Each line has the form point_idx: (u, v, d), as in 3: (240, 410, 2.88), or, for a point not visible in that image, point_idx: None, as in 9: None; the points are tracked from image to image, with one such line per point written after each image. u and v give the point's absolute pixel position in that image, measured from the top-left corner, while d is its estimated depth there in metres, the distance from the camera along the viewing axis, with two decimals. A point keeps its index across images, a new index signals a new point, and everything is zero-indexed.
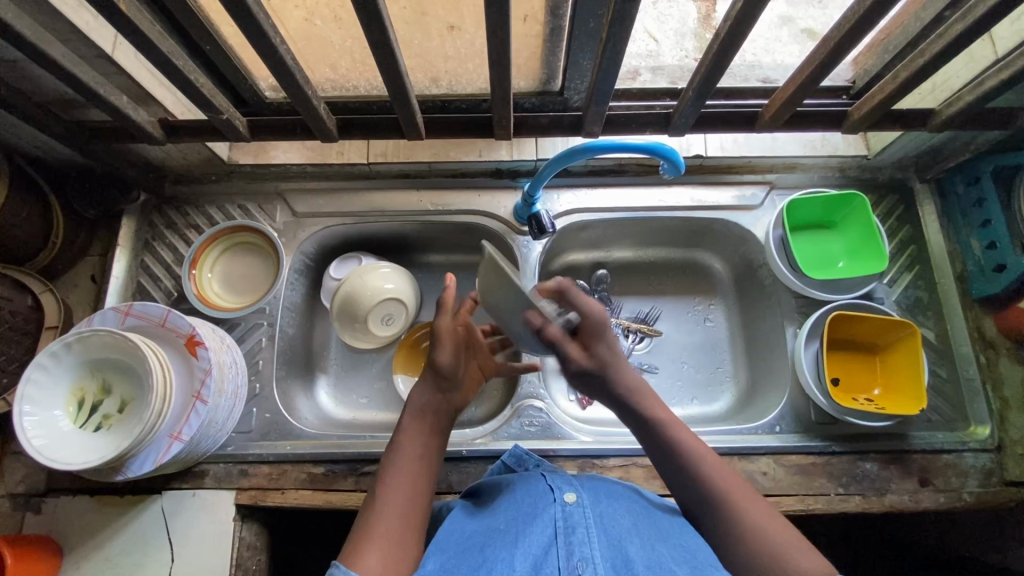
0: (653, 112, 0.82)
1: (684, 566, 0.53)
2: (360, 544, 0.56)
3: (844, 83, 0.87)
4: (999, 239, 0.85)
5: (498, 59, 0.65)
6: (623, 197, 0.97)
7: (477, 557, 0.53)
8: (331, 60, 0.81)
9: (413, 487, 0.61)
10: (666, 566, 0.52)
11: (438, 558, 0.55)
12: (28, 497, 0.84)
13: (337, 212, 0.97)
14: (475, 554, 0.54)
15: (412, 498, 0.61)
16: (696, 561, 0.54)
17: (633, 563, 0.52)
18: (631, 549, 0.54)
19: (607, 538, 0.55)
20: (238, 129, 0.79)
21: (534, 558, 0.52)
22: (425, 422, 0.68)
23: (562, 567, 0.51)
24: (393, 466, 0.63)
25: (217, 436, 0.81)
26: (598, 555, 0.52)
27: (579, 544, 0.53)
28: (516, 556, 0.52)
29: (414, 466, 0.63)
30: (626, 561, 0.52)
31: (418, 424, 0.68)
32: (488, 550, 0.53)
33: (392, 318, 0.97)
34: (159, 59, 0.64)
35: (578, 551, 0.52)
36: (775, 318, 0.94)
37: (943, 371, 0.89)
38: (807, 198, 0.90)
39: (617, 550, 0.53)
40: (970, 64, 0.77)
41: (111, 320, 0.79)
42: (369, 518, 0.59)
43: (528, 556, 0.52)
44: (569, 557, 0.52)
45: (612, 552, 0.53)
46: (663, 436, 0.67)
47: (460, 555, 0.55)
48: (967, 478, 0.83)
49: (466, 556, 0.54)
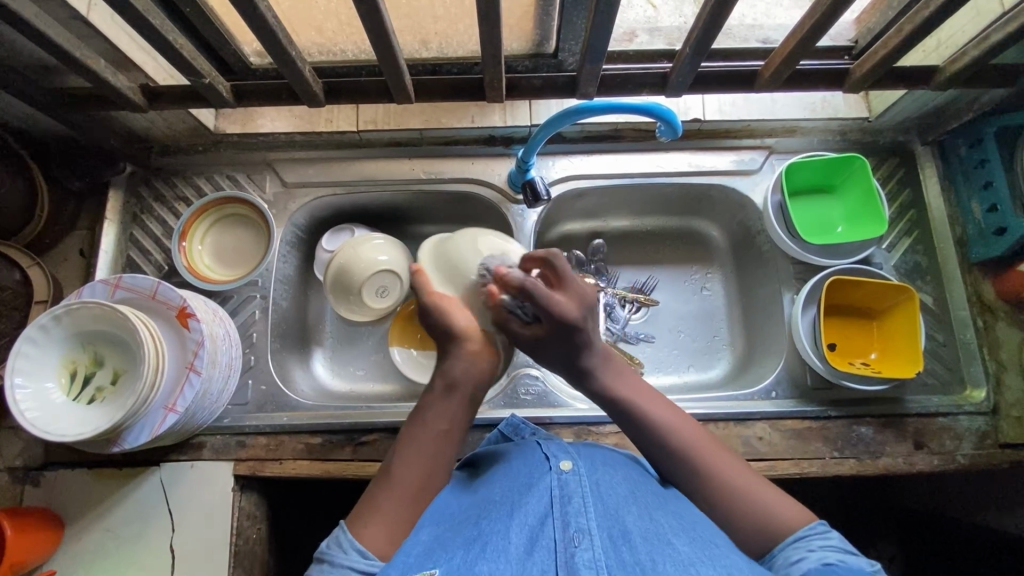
0: (650, 72, 0.80)
1: (682, 537, 0.53)
2: (368, 514, 0.56)
3: (846, 43, 0.82)
4: (1000, 202, 0.84)
5: (487, 16, 0.62)
6: (620, 162, 0.95)
7: (473, 529, 0.54)
8: (316, 22, 0.78)
9: (428, 466, 0.59)
10: (663, 538, 0.52)
11: (433, 529, 0.55)
12: (27, 470, 0.84)
13: (327, 182, 0.95)
14: (471, 526, 0.54)
15: (425, 480, 0.58)
16: (695, 532, 0.54)
17: (630, 535, 0.52)
18: (628, 518, 0.54)
19: (604, 508, 0.55)
20: (221, 94, 0.76)
21: (530, 530, 0.52)
22: (451, 396, 0.62)
23: (557, 539, 0.51)
24: (413, 437, 0.60)
25: (213, 408, 0.81)
26: (594, 526, 0.52)
27: (575, 514, 0.53)
28: (511, 528, 0.52)
29: (438, 442, 0.60)
30: (623, 532, 0.52)
31: (444, 399, 0.62)
32: (484, 522, 0.54)
33: (386, 291, 0.94)
34: (135, 17, 0.62)
35: (574, 521, 0.52)
36: (772, 285, 0.93)
37: (940, 335, 0.88)
38: (806, 161, 0.89)
39: (615, 520, 0.53)
40: (977, 18, 0.75)
41: (100, 292, 0.78)
42: (378, 486, 0.58)
43: (524, 528, 0.52)
44: (565, 528, 0.52)
45: (609, 522, 0.53)
46: (633, 410, 0.65)
47: (456, 527, 0.55)
48: (962, 440, 0.83)
49: (462, 528, 0.55)
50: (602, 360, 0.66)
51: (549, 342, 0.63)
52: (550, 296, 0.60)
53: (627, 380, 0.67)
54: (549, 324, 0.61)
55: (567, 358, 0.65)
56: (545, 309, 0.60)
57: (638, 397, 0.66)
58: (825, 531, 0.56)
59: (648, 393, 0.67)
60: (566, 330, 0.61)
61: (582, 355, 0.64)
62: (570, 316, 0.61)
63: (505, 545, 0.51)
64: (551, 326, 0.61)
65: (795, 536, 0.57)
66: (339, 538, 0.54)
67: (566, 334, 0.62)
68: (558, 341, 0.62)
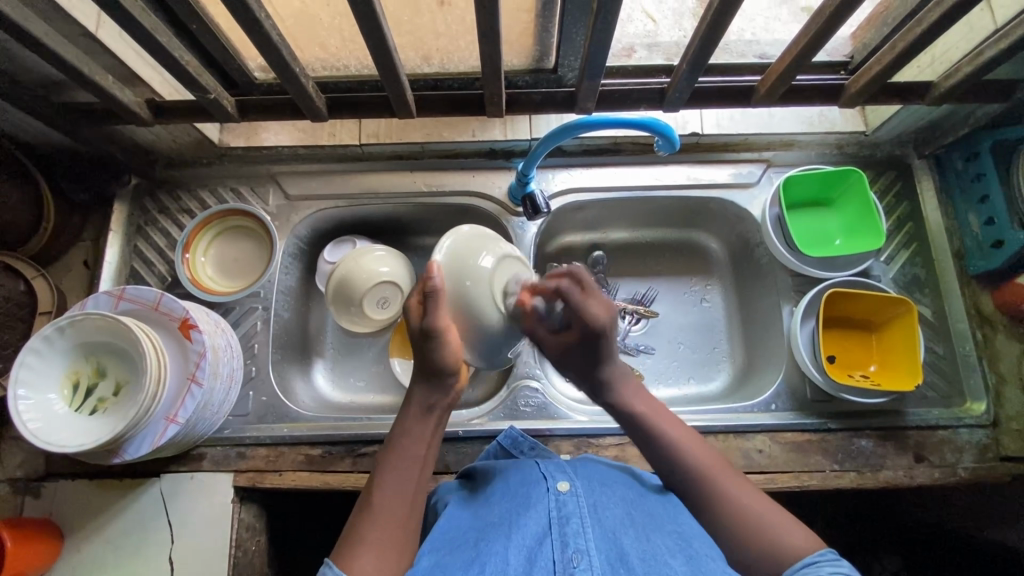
0: (648, 88, 0.81)
1: (679, 557, 0.53)
2: (356, 542, 0.55)
3: (842, 58, 0.84)
4: (998, 215, 0.84)
5: (487, 34, 0.64)
6: (619, 176, 0.96)
7: (471, 551, 0.53)
8: (320, 38, 0.79)
9: (412, 490, 0.60)
10: (661, 558, 0.52)
11: (433, 554, 0.55)
12: (28, 481, 0.84)
13: (330, 195, 0.96)
14: (469, 548, 0.54)
15: (410, 500, 0.60)
16: (690, 550, 0.54)
17: (628, 556, 0.52)
18: (625, 540, 0.54)
19: (602, 530, 0.55)
20: (226, 109, 0.78)
21: (528, 550, 0.52)
22: (427, 420, 0.64)
23: (556, 560, 0.51)
24: (393, 466, 0.61)
25: (214, 419, 0.81)
26: (592, 547, 0.52)
27: (574, 535, 0.53)
28: (509, 549, 0.52)
29: (418, 466, 0.62)
30: (621, 554, 0.52)
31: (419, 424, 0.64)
32: (482, 544, 0.53)
33: (388, 301, 0.95)
34: (142, 36, 0.63)
35: (573, 542, 0.52)
36: (771, 297, 0.93)
37: (939, 348, 0.89)
38: (803, 174, 0.90)
39: (612, 541, 0.54)
40: (970, 34, 0.76)
41: (104, 304, 0.79)
42: (365, 519, 0.57)
43: (521, 549, 0.52)
44: (564, 549, 0.52)
45: (607, 543, 0.53)
46: (641, 423, 0.68)
47: (454, 550, 0.55)
48: (963, 453, 0.83)
49: (460, 551, 0.54)
50: (626, 378, 0.72)
51: (576, 348, 0.69)
52: (581, 304, 0.67)
53: (642, 397, 0.71)
54: (578, 331, 0.68)
55: (586, 368, 0.71)
56: (577, 314, 0.67)
57: (650, 413, 0.69)
58: (835, 559, 0.53)
59: (662, 413, 0.69)
60: (594, 338, 0.68)
61: (600, 367, 0.70)
62: (599, 325, 0.67)
63: (504, 566, 0.50)
64: (579, 333, 0.68)
65: (805, 562, 0.54)
66: (325, 573, 0.52)
67: (592, 343, 0.69)
68: (585, 349, 0.69)
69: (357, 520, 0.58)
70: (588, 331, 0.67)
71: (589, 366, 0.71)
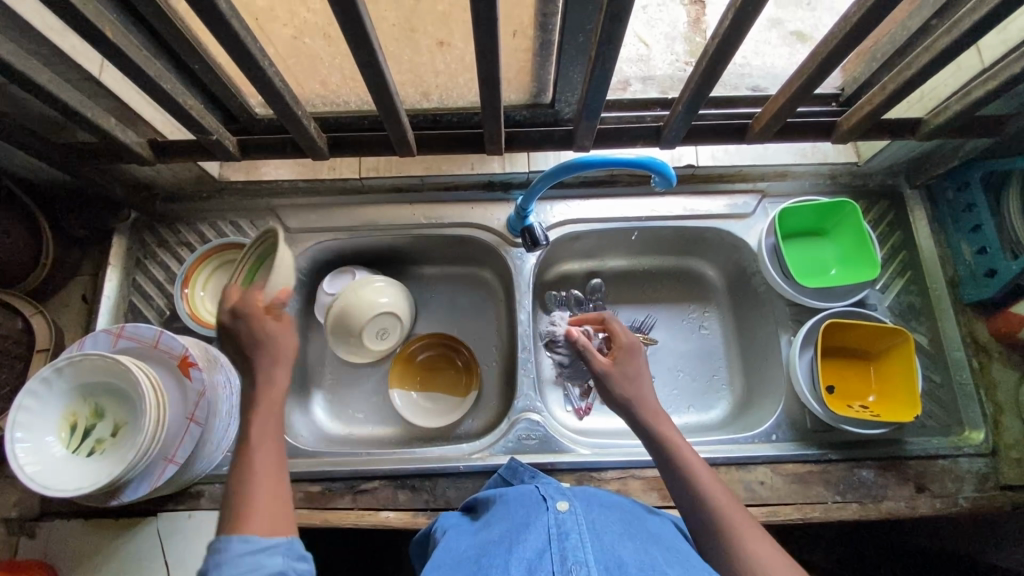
0: (644, 125, 0.83)
1: (676, 569, 0.52)
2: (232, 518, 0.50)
3: (834, 91, 0.87)
4: (989, 245, 0.86)
5: (488, 77, 0.65)
6: (617, 207, 0.97)
7: (472, 568, 0.53)
8: (321, 76, 0.80)
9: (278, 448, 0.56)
10: (658, 568, 0.52)
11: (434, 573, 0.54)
12: (23, 521, 0.83)
13: (329, 228, 0.97)
14: (470, 565, 0.53)
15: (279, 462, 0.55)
16: (689, 563, 0.54)
17: (626, 565, 0.51)
18: (624, 552, 0.53)
19: (601, 545, 0.54)
20: (228, 149, 0.78)
21: (529, 562, 0.51)
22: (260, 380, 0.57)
23: (556, 569, 0.50)
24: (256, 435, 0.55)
25: (213, 456, 0.81)
26: (591, 558, 0.51)
27: (573, 549, 0.52)
28: (509, 562, 0.51)
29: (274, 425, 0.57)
30: (619, 563, 0.51)
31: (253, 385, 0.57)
32: (484, 560, 0.53)
33: (386, 332, 0.96)
34: (147, 84, 0.64)
35: (572, 555, 0.51)
36: (769, 326, 0.94)
37: (937, 376, 0.89)
38: (798, 206, 0.91)
39: (611, 554, 0.53)
40: (958, 73, 0.78)
41: (103, 343, 0.78)
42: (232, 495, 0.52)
43: (522, 561, 0.51)
44: (563, 561, 0.51)
45: (605, 555, 0.52)
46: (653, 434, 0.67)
47: (454, 568, 0.54)
48: (963, 483, 0.84)
49: (460, 569, 0.53)
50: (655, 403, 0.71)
51: (619, 361, 0.75)
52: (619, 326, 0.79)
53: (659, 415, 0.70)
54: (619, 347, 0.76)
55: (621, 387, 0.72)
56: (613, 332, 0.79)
57: (663, 430, 0.68)
58: None
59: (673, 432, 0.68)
60: (631, 352, 0.75)
61: (636, 384, 0.73)
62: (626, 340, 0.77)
63: None
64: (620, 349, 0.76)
65: None
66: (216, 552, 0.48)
67: (627, 357, 0.75)
68: (625, 362, 0.74)
69: (233, 491, 0.52)
70: (626, 343, 0.76)
71: (626, 381, 0.72)
